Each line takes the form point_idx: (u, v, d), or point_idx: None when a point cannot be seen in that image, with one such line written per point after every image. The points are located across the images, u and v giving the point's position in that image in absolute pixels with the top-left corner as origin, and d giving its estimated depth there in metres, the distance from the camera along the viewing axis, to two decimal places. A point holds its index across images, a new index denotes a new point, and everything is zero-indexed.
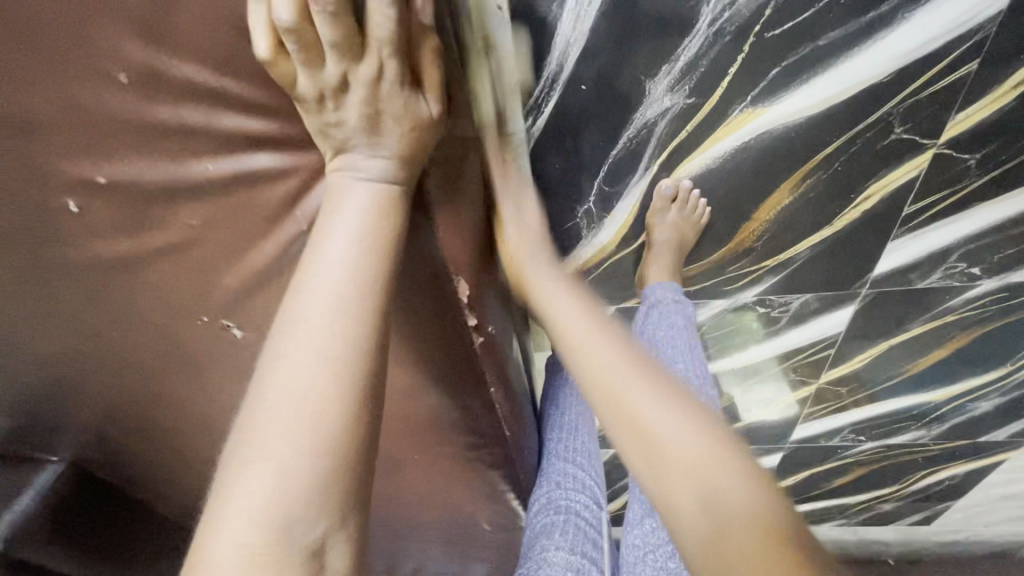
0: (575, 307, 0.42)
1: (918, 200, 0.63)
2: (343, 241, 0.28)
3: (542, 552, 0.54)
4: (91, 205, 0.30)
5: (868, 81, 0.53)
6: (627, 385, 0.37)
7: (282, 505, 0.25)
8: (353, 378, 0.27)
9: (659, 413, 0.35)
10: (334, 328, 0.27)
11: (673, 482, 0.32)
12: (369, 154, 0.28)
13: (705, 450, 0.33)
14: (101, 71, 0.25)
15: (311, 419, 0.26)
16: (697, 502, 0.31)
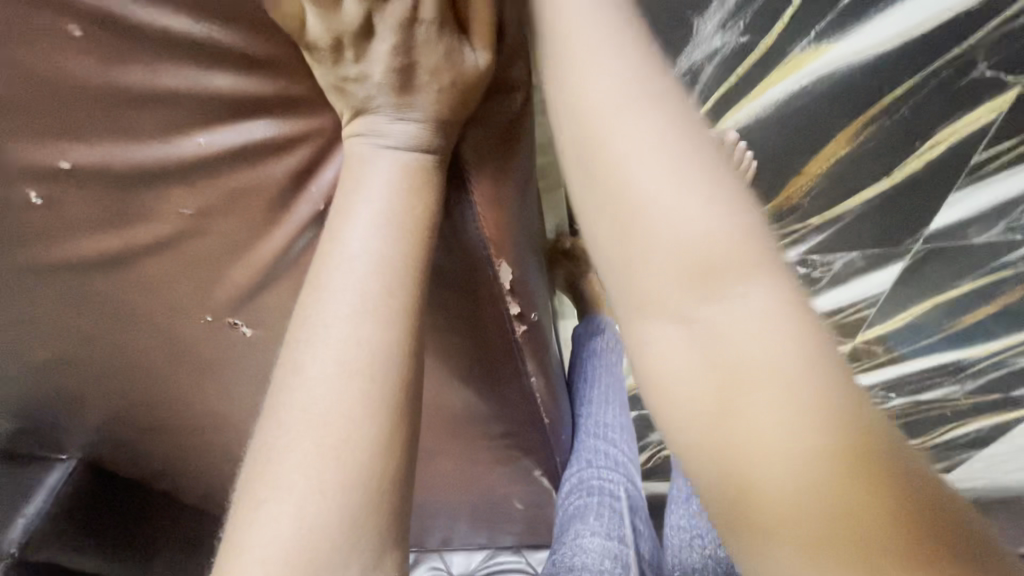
0: (596, 35, 0.23)
1: (991, 147, 0.56)
2: (367, 223, 0.22)
3: (576, 538, 0.51)
4: (58, 197, 0.24)
5: (950, 12, 0.47)
6: (634, 116, 0.22)
7: (305, 549, 0.20)
8: (386, 396, 0.21)
9: (672, 187, 0.20)
10: (359, 333, 0.21)
11: (645, 286, 0.20)
12: (396, 117, 0.22)
13: (727, 230, 0.20)
14: (50, 22, 0.19)
15: (335, 447, 0.20)
16: (683, 296, 0.20)
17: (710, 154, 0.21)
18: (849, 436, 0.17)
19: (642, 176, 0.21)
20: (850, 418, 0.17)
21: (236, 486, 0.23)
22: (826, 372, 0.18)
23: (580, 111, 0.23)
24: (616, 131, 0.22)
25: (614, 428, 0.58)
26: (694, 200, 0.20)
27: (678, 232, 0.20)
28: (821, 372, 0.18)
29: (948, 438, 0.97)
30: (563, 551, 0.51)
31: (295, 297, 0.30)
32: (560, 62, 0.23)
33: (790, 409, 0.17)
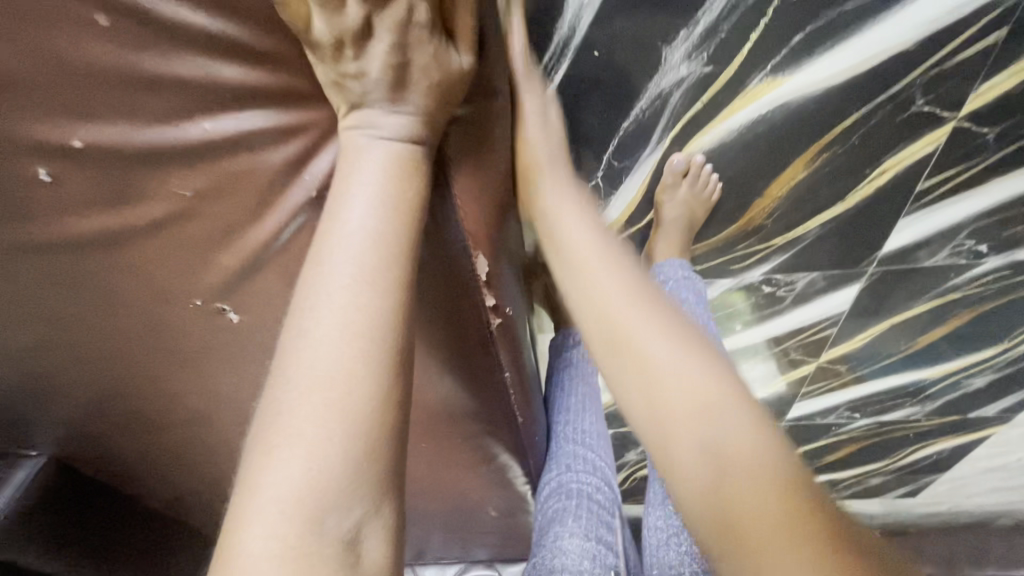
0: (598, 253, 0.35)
1: (932, 176, 0.62)
2: (370, 200, 0.24)
3: (556, 540, 0.51)
4: (65, 175, 0.25)
5: (891, 50, 0.52)
6: (635, 297, 0.33)
7: (315, 492, 0.21)
8: (382, 353, 0.23)
9: (673, 355, 0.30)
10: (359, 300, 0.23)
11: (664, 421, 0.29)
12: (391, 109, 0.25)
13: (706, 375, 0.30)
14: (77, 14, 0.21)
15: (339, 398, 0.22)
16: (685, 426, 0.28)
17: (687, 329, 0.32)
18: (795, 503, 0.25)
19: (648, 342, 0.31)
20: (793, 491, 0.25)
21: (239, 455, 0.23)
22: (765, 447, 0.27)
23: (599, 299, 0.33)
24: (626, 316, 0.32)
25: (594, 432, 0.60)
26: (680, 350, 0.31)
27: (674, 369, 0.30)
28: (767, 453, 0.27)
29: (910, 461, 1.02)
30: (544, 555, 0.51)
31: (283, 282, 0.31)
32: (585, 300, 0.34)
33: (762, 484, 0.25)
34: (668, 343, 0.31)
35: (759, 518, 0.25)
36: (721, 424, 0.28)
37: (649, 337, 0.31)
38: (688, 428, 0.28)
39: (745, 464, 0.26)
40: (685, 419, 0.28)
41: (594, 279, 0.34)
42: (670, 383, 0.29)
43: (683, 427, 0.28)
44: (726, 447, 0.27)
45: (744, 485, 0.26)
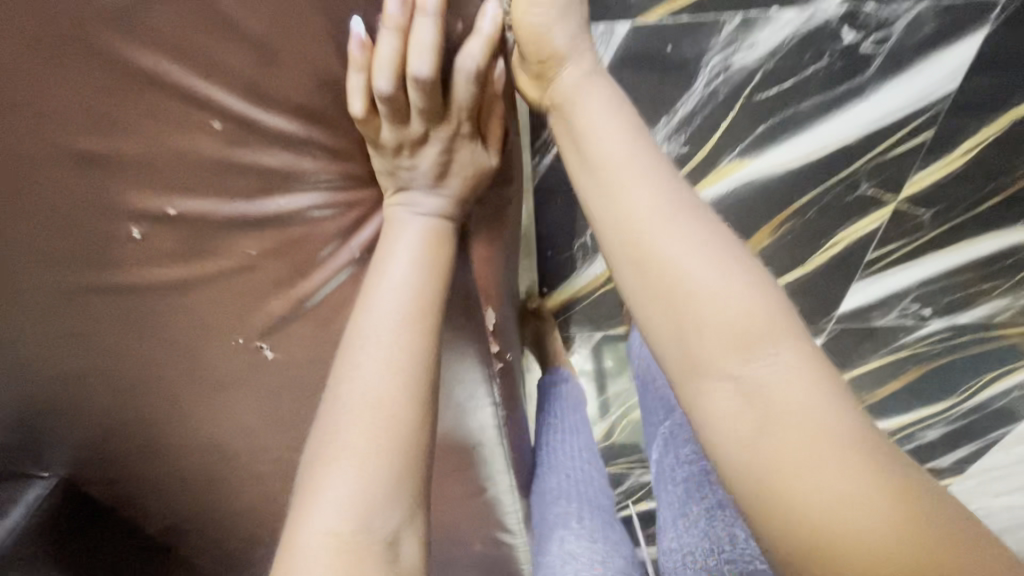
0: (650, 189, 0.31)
1: (879, 247, 0.70)
2: (409, 261, 0.30)
3: (562, 545, 0.51)
4: (154, 233, 0.31)
5: (839, 141, 0.59)
6: (674, 224, 0.29)
7: (365, 496, 0.25)
8: (419, 384, 0.28)
9: (713, 277, 0.27)
10: (402, 340, 0.29)
11: (698, 351, 0.27)
12: (432, 192, 0.31)
13: (751, 301, 0.27)
14: (196, 119, 0.27)
15: (386, 419, 0.27)
16: (724, 358, 0.26)
17: (735, 250, 0.29)
18: (873, 474, 0.23)
19: (687, 265, 0.28)
20: (858, 444, 0.23)
21: (295, 470, 0.28)
22: (825, 395, 0.24)
23: (625, 227, 0.30)
24: (680, 244, 0.28)
25: (589, 442, 0.63)
26: (722, 272, 0.27)
27: (711, 291, 0.27)
28: (831, 404, 0.24)
29: None
30: (551, 562, 0.50)
31: (320, 326, 0.37)
32: (632, 234, 0.30)
33: (824, 448, 0.23)
34: (705, 262, 0.28)
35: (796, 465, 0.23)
36: (766, 359, 0.25)
37: (705, 257, 0.28)
38: (723, 358, 0.26)
39: (788, 410, 0.24)
40: (723, 342, 0.26)
41: (636, 201, 0.30)
42: (727, 315, 0.26)
43: (717, 350, 0.26)
44: (771, 391, 0.25)
45: (788, 422, 0.24)
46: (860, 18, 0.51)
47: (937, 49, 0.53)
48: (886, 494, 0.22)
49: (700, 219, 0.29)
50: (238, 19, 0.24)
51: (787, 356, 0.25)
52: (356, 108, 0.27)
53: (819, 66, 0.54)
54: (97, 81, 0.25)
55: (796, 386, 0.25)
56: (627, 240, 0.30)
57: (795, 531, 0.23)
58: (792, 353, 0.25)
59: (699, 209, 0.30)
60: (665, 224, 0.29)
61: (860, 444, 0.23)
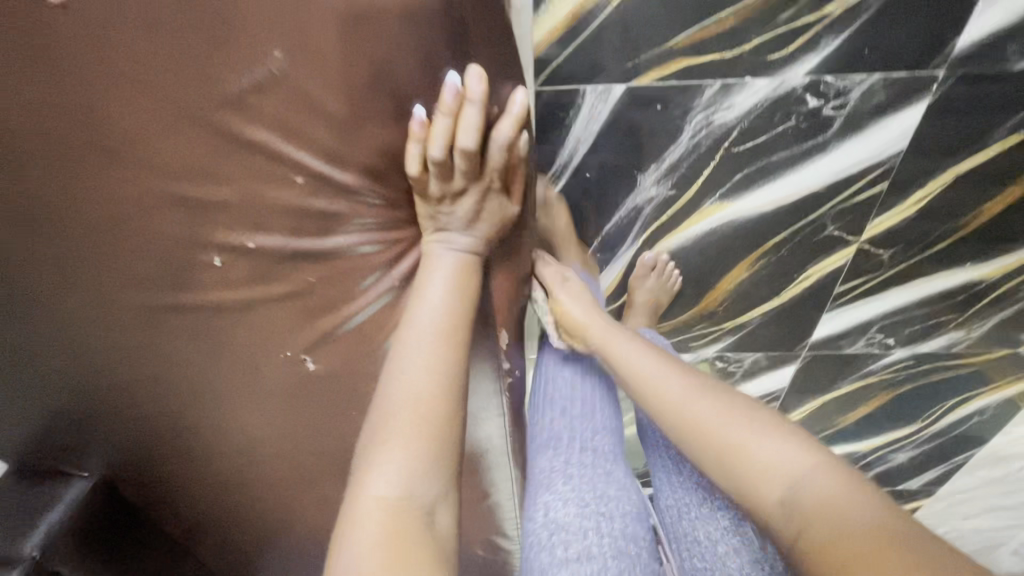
0: (674, 376, 0.48)
1: (846, 282, 0.78)
2: (442, 292, 0.39)
3: (546, 509, 0.54)
4: (233, 261, 0.37)
5: (808, 188, 0.67)
6: (698, 395, 0.46)
7: (411, 472, 0.36)
8: (447, 391, 0.39)
9: (741, 430, 0.42)
10: (435, 355, 0.39)
11: (750, 486, 0.39)
12: (465, 231, 0.39)
13: (770, 440, 0.40)
14: (279, 173, 0.33)
15: (424, 414, 0.38)
16: (766, 485, 0.38)
17: (752, 409, 0.43)
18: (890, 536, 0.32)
19: (718, 427, 0.43)
20: (883, 525, 0.33)
21: (358, 446, 0.39)
22: (847, 492, 0.36)
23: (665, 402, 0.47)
24: (713, 415, 0.43)
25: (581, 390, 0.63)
26: (747, 427, 0.42)
27: (742, 440, 0.41)
28: (857, 495, 0.35)
29: None
30: (540, 535, 0.53)
31: (358, 342, 0.43)
32: (673, 413, 0.46)
33: (855, 530, 0.33)
34: (734, 421, 0.42)
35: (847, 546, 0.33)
36: (801, 477, 0.37)
37: (729, 418, 0.43)
38: (768, 483, 0.38)
39: (820, 503, 0.35)
40: (769, 477, 0.39)
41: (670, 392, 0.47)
42: (761, 454, 0.40)
43: (761, 481, 0.39)
44: (808, 495, 0.36)
45: (824, 515, 0.35)
46: (822, 87, 0.59)
47: (889, 113, 0.61)
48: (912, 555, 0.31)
49: (719, 391, 0.46)
50: (325, 100, 0.30)
51: (811, 470, 0.38)
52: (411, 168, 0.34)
53: (788, 125, 0.62)
54: (212, 143, 0.32)
55: (825, 480, 0.37)
56: (673, 410, 0.46)
57: None
58: (810, 467, 0.38)
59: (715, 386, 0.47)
60: (693, 397, 0.46)
61: (891, 529, 0.33)
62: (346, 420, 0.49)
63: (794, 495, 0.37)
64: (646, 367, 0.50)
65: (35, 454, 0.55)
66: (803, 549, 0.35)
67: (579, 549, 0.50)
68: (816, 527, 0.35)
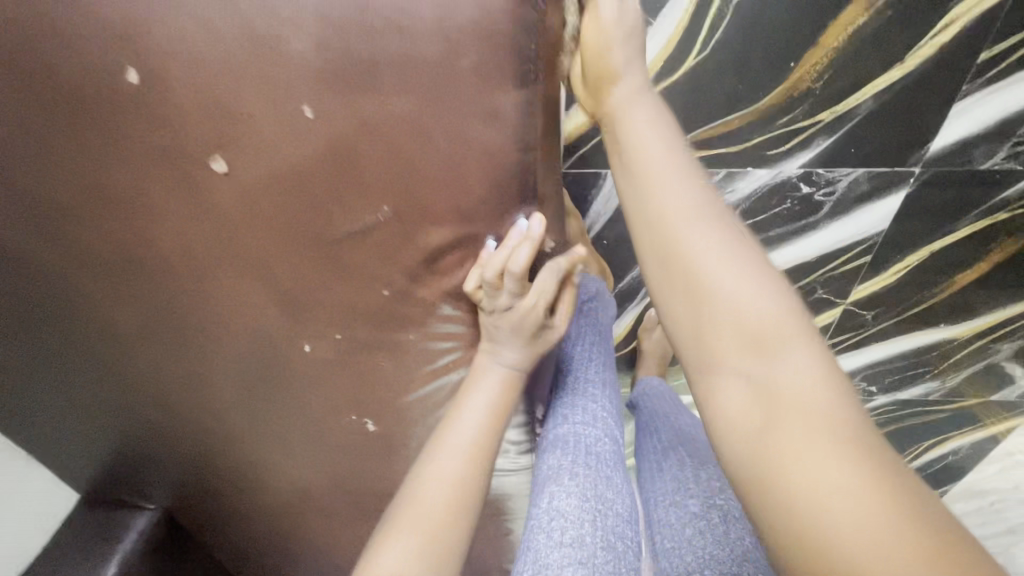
0: (680, 190, 0.39)
1: (833, 336, 0.86)
2: (482, 400, 0.46)
3: (551, 500, 0.47)
4: (321, 345, 0.44)
5: (800, 259, 0.75)
6: (703, 222, 0.37)
7: (420, 561, 0.40)
8: (472, 487, 0.44)
9: (737, 284, 0.35)
10: (466, 454, 0.45)
11: (717, 351, 0.34)
12: (511, 347, 0.47)
13: (767, 306, 0.34)
14: (371, 288, 0.40)
15: (447, 506, 0.43)
16: (741, 357, 0.33)
17: (763, 266, 0.36)
18: (859, 463, 0.28)
19: (710, 271, 0.35)
20: (856, 442, 0.29)
21: (382, 519, 0.44)
22: (829, 398, 0.30)
23: (662, 227, 0.38)
24: (710, 244, 0.36)
25: (596, 392, 0.57)
26: (747, 284, 0.35)
27: (733, 299, 0.34)
28: (832, 391, 0.31)
29: None
30: (539, 517, 0.47)
31: (415, 410, 0.49)
32: (663, 245, 0.38)
33: (820, 440, 0.29)
34: (732, 267, 0.35)
35: (803, 461, 0.29)
36: (781, 354, 0.32)
37: (732, 261, 0.35)
38: (740, 356, 0.33)
39: (797, 399, 0.31)
40: (738, 340, 0.34)
41: (671, 204, 0.38)
42: (746, 308, 0.34)
43: (733, 347, 0.34)
44: (783, 388, 0.31)
45: (794, 412, 0.30)
46: (814, 177, 0.67)
47: (871, 200, 0.69)
48: (881, 490, 0.27)
49: (726, 226, 0.37)
50: (417, 238, 0.37)
51: (799, 350, 0.32)
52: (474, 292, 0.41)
53: (783, 207, 0.70)
54: (320, 266, 0.38)
55: (808, 372, 0.32)
56: (659, 237, 0.38)
57: (804, 521, 0.28)
58: (807, 357, 0.32)
59: (726, 219, 0.38)
60: (698, 229, 0.37)
61: (861, 446, 0.28)
62: (394, 468, 0.56)
63: (766, 383, 0.32)
64: (659, 174, 0.39)
65: (111, 486, 0.62)
66: (748, 447, 0.32)
67: (575, 536, 0.45)
68: (777, 426, 0.30)
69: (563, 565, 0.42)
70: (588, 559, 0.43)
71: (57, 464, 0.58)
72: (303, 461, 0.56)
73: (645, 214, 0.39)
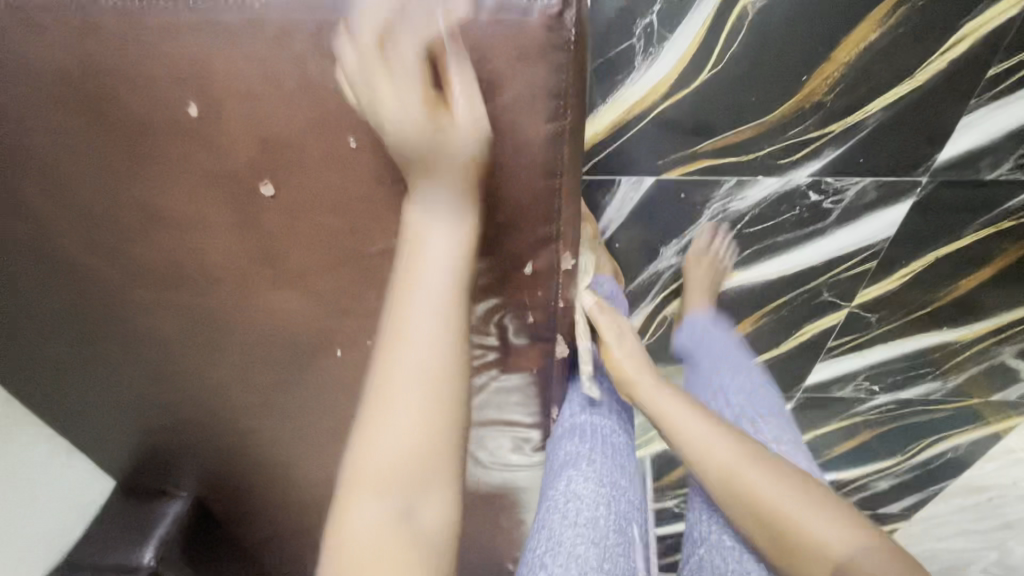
0: (703, 431, 0.52)
1: (838, 337, 0.88)
2: (430, 269, 0.36)
3: (568, 484, 0.50)
4: (351, 349, 0.47)
5: (808, 263, 0.77)
6: (731, 452, 0.50)
7: (395, 476, 0.35)
8: (444, 383, 0.36)
9: (774, 490, 0.47)
10: (434, 348, 0.36)
11: (781, 538, 0.46)
12: (438, 190, 0.35)
13: (797, 499, 0.47)
14: None
15: (416, 415, 0.35)
16: (798, 539, 0.45)
17: (775, 466, 0.50)
18: None
19: (754, 486, 0.48)
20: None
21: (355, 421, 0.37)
22: (864, 549, 0.45)
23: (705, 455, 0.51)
24: (762, 484, 0.48)
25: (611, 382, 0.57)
26: (781, 487, 0.48)
27: (777, 502, 0.47)
28: (859, 542, 0.45)
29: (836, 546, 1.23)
30: (556, 498, 0.50)
31: None
32: (708, 472, 0.50)
33: None
34: (760, 475, 0.49)
35: None
36: (825, 536, 0.45)
37: (768, 483, 0.48)
38: (800, 540, 0.45)
39: (855, 566, 0.44)
40: (797, 529, 0.46)
41: (707, 443, 0.51)
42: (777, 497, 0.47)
43: (793, 535, 0.46)
44: (843, 555, 0.44)
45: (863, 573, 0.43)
46: (823, 185, 0.69)
47: (878, 208, 0.71)
48: None
49: (738, 444, 0.51)
50: None
51: (834, 528, 0.46)
52: (451, 180, 0.35)
53: (792, 214, 0.72)
54: (354, 278, 0.41)
55: (845, 537, 0.45)
56: (706, 471, 0.50)
57: None
58: (840, 528, 0.45)
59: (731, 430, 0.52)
60: (725, 451, 0.50)
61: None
62: None
63: (832, 558, 0.44)
64: (683, 417, 0.53)
65: (144, 476, 0.65)
66: None
67: (590, 517, 0.48)
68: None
69: (577, 542, 0.47)
70: (600, 539, 0.48)
71: (96, 455, 0.62)
72: (329, 454, 0.59)
73: (686, 446, 0.52)
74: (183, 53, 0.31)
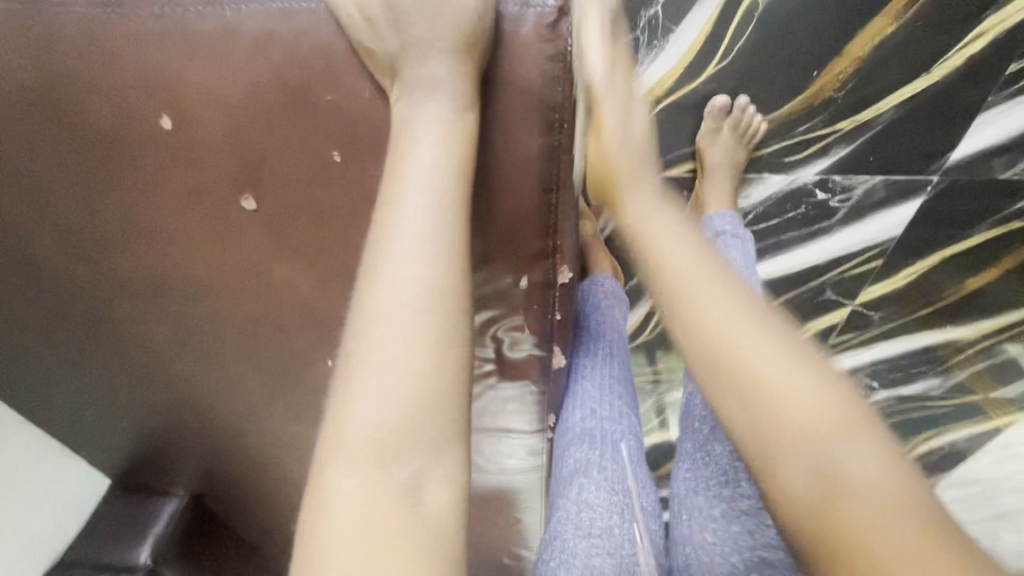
0: (700, 277, 0.37)
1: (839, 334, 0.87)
2: (427, 175, 0.31)
3: (580, 493, 0.50)
4: None
5: (813, 262, 0.74)
6: (732, 312, 0.35)
7: (386, 436, 0.28)
8: (450, 307, 0.30)
9: (778, 366, 0.33)
10: (435, 271, 0.30)
11: (776, 438, 0.32)
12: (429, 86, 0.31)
13: (814, 390, 0.33)
14: None
15: (412, 352, 0.29)
16: (803, 449, 0.32)
17: (794, 341, 0.35)
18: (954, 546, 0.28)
19: (755, 363, 0.33)
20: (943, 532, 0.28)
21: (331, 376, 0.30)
22: (898, 480, 0.30)
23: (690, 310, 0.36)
24: (761, 355, 0.34)
25: (619, 384, 0.55)
26: (791, 366, 0.33)
27: (783, 390, 0.33)
28: (898, 475, 0.30)
29: None
30: (567, 509, 0.50)
31: None
32: (693, 332, 0.36)
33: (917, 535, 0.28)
34: (765, 344, 0.34)
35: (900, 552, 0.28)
36: (841, 449, 0.31)
37: (770, 353, 0.34)
38: (799, 444, 0.32)
39: (872, 492, 0.30)
40: (802, 430, 0.32)
41: (700, 290, 0.36)
42: (809, 406, 0.32)
43: (792, 439, 0.32)
44: (854, 475, 0.30)
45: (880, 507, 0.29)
46: (831, 183, 0.66)
47: (887, 207, 0.69)
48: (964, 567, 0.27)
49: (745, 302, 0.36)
50: None
51: (858, 444, 0.31)
52: (435, 169, 0.31)
53: (797, 212, 0.69)
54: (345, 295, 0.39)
55: (868, 461, 0.31)
56: (688, 328, 0.36)
57: None
58: (866, 444, 0.31)
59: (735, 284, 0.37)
60: (719, 304, 0.36)
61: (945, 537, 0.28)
62: None
63: (833, 474, 0.31)
64: (673, 254, 0.38)
65: (141, 473, 0.65)
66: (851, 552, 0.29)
67: (604, 527, 0.48)
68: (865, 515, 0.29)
69: (592, 553, 0.47)
70: (615, 550, 0.47)
71: (89, 454, 0.62)
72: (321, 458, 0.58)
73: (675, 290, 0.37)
74: (170, 64, 0.30)
